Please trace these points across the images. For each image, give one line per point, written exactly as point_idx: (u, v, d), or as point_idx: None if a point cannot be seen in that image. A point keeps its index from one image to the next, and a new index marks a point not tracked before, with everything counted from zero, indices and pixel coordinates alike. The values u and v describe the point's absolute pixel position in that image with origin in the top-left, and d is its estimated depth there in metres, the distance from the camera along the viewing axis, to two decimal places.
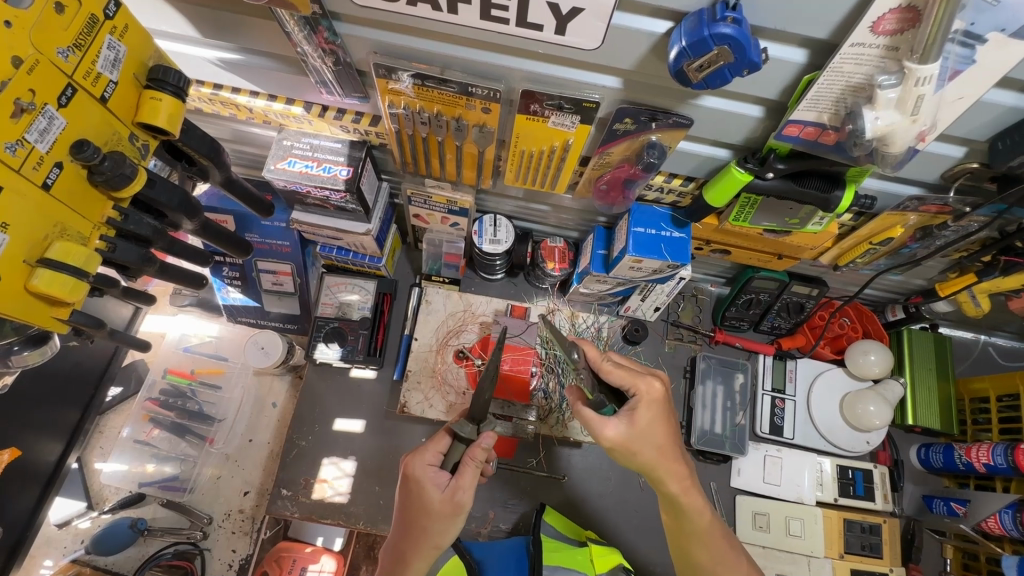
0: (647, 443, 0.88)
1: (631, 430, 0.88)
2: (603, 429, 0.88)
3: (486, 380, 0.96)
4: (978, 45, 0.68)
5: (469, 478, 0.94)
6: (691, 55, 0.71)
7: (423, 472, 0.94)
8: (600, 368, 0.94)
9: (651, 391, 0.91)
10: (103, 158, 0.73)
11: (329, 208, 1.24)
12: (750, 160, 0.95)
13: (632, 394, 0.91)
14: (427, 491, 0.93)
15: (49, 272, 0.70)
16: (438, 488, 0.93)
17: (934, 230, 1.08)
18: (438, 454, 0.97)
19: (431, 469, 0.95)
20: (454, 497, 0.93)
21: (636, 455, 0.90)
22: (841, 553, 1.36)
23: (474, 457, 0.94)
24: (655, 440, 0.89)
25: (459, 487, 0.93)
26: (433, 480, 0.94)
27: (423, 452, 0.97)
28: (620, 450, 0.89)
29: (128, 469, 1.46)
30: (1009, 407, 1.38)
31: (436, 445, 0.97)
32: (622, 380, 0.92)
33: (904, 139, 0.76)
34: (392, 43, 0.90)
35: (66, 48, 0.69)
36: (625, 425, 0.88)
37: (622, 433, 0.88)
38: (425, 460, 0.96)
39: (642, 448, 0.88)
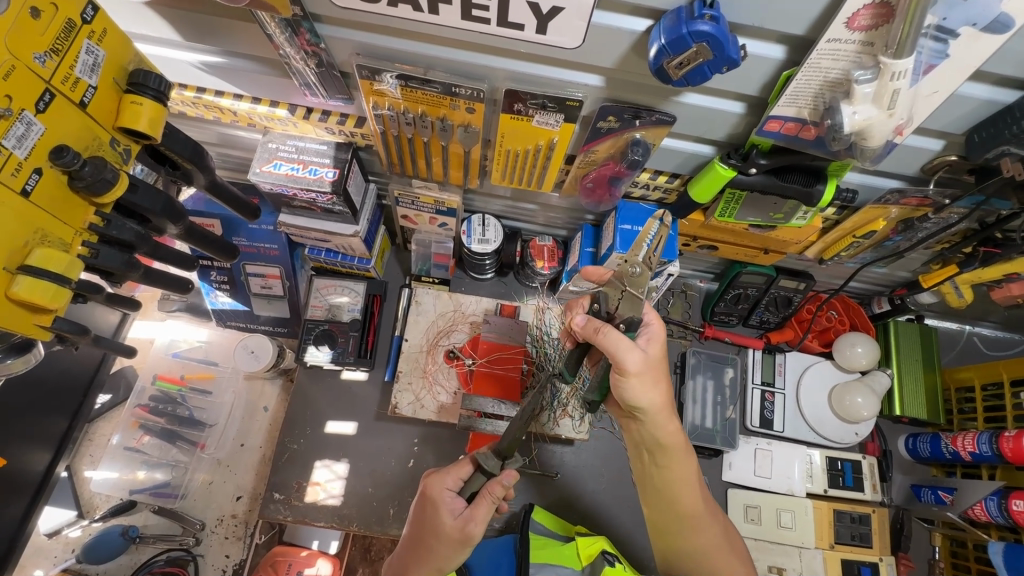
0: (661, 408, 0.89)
1: (649, 356, 0.87)
2: (627, 353, 0.84)
3: (523, 418, 0.90)
4: (951, 39, 0.69)
5: (483, 512, 0.95)
6: (671, 52, 0.72)
7: (441, 495, 0.97)
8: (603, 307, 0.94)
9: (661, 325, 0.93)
10: (83, 164, 0.73)
11: (316, 211, 1.24)
12: (734, 156, 0.96)
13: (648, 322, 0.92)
14: (440, 514, 0.95)
15: (30, 279, 0.69)
16: (451, 514, 0.95)
17: (915, 223, 1.09)
18: (459, 480, 0.99)
19: (448, 493, 0.97)
20: (464, 527, 0.94)
21: (644, 392, 0.89)
22: (831, 544, 1.37)
23: (491, 491, 0.95)
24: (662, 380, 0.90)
25: (472, 519, 0.94)
26: (447, 505, 0.96)
27: (444, 474, 0.99)
28: (638, 380, 0.86)
29: (118, 477, 1.44)
30: (994, 395, 1.39)
31: (459, 471, 0.99)
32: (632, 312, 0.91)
33: (882, 132, 0.77)
34: (375, 44, 0.90)
35: (43, 53, 0.68)
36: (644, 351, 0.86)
37: (642, 360, 0.85)
38: (445, 484, 0.98)
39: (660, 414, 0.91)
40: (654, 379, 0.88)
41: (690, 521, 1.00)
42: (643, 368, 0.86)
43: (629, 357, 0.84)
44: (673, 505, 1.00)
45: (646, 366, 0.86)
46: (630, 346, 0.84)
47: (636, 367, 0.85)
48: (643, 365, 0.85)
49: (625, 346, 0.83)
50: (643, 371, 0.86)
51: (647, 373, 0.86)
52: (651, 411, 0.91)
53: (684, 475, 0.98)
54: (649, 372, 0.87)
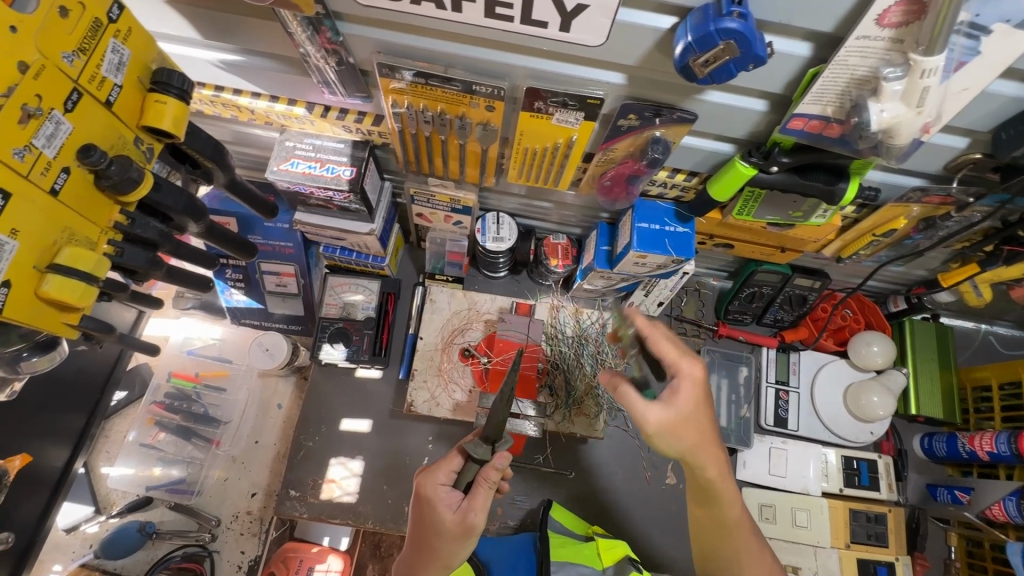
0: (681, 430, 0.88)
1: (675, 414, 0.88)
2: (645, 414, 0.88)
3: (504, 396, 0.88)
4: (983, 36, 0.68)
5: (481, 499, 0.94)
6: (697, 50, 0.71)
7: (435, 492, 0.96)
8: (648, 336, 0.94)
9: (695, 372, 0.89)
10: (110, 163, 0.73)
11: (332, 209, 1.24)
12: (755, 154, 0.95)
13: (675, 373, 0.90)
14: (438, 511, 0.94)
15: (59, 277, 0.70)
16: (449, 508, 0.94)
17: (937, 222, 1.08)
18: (451, 473, 0.99)
19: (443, 488, 0.96)
20: (465, 518, 0.93)
21: (672, 444, 0.90)
22: (847, 543, 1.36)
23: (487, 477, 0.94)
24: (697, 425, 0.89)
25: (471, 508, 0.93)
26: (445, 501, 0.95)
27: (435, 471, 0.98)
28: (662, 437, 0.89)
29: (134, 473, 1.45)
30: (1012, 395, 1.39)
31: (449, 464, 0.99)
32: (666, 356, 0.91)
33: (910, 130, 0.77)
34: (395, 42, 0.89)
35: (71, 52, 0.69)
36: (667, 408, 0.88)
37: (663, 416, 0.87)
38: (438, 479, 0.97)
39: (676, 433, 0.88)
40: (684, 432, 0.88)
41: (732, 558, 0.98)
42: (664, 425, 0.88)
43: (647, 417, 0.87)
44: (718, 544, 1.00)
45: (672, 420, 0.88)
46: (647, 405, 0.87)
47: (655, 430, 0.88)
48: (665, 425, 0.87)
49: (641, 407, 0.88)
50: (667, 430, 0.88)
51: (671, 429, 0.88)
52: (686, 457, 0.91)
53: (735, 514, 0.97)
54: (678, 425, 0.88)
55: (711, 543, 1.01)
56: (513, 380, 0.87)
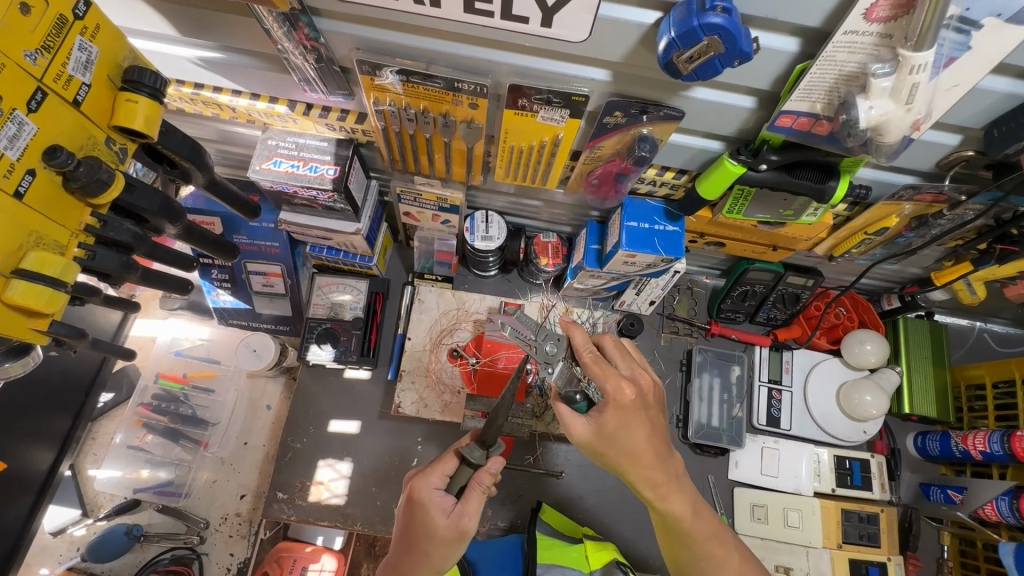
0: (604, 450, 0.89)
1: (598, 431, 0.88)
2: (571, 426, 0.90)
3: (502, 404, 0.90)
4: (973, 30, 0.66)
5: (474, 503, 0.94)
6: (680, 46, 0.69)
7: (429, 495, 0.94)
8: (580, 355, 0.92)
9: (619, 396, 0.88)
10: (78, 164, 0.71)
11: (317, 208, 1.22)
12: (743, 152, 0.93)
13: (606, 398, 0.88)
14: (431, 515, 0.92)
15: (25, 283, 0.68)
16: (443, 513, 0.93)
17: (929, 219, 1.07)
18: (444, 477, 0.97)
19: (437, 493, 0.95)
20: (458, 523, 0.92)
21: (605, 457, 0.90)
22: (839, 543, 1.35)
23: (480, 481, 0.95)
24: (624, 447, 0.88)
25: (464, 513, 0.93)
26: (438, 505, 0.94)
27: (429, 475, 0.96)
28: (590, 451, 0.91)
29: (121, 476, 1.43)
30: (1005, 393, 1.37)
31: (443, 468, 0.97)
32: (595, 377, 0.90)
33: (899, 128, 0.75)
34: (376, 39, 0.87)
35: (34, 50, 0.67)
36: (592, 425, 0.89)
37: (587, 433, 0.89)
38: (432, 483, 0.96)
39: (601, 452, 0.90)
40: (611, 450, 0.89)
41: (691, 564, 0.96)
42: (591, 439, 0.89)
43: (572, 430, 0.90)
44: (677, 552, 0.97)
45: (597, 438, 0.89)
46: (574, 417, 0.90)
47: (582, 442, 0.91)
48: (591, 441, 0.89)
49: (566, 417, 0.90)
50: (592, 444, 0.90)
51: (599, 446, 0.89)
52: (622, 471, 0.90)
53: (687, 524, 0.93)
54: (604, 442, 0.89)
55: (671, 550, 0.99)
56: (514, 391, 0.89)
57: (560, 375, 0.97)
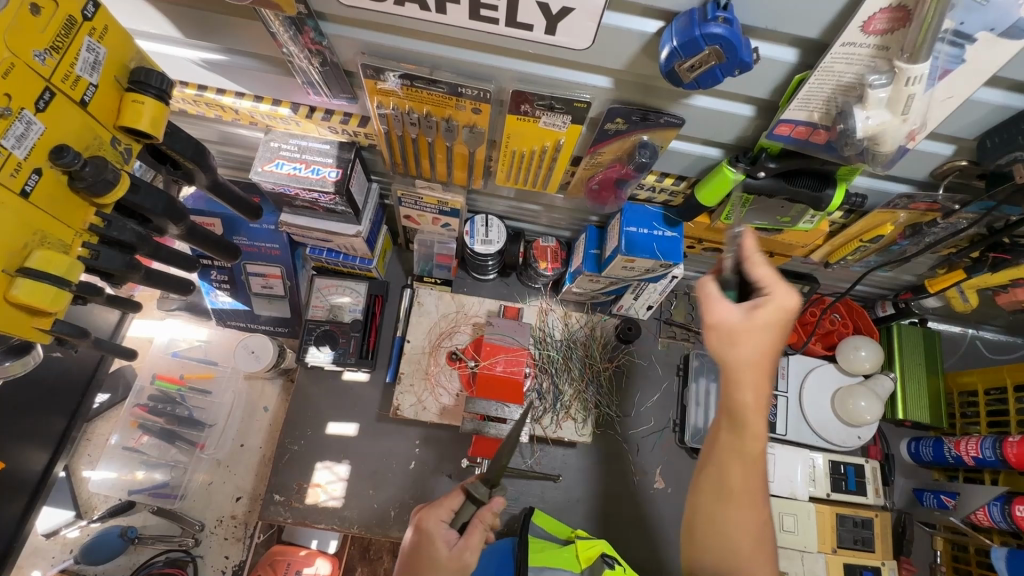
0: (739, 337, 0.81)
1: (749, 319, 0.81)
2: (718, 306, 0.84)
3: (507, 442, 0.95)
4: (968, 44, 0.68)
5: (477, 539, 0.94)
6: (682, 55, 0.71)
7: (435, 526, 0.94)
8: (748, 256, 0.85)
9: (788, 301, 0.80)
10: (84, 164, 0.71)
11: (319, 210, 1.22)
12: (742, 159, 0.95)
13: (764, 293, 0.82)
14: (435, 545, 0.92)
15: (30, 281, 0.68)
16: (447, 545, 0.93)
17: (924, 228, 1.09)
18: (450, 512, 0.98)
19: (443, 525, 0.95)
20: (461, 555, 0.91)
21: (745, 353, 0.81)
22: (833, 547, 1.37)
23: (483, 518, 0.96)
24: (757, 343, 0.81)
25: (467, 547, 0.92)
26: (443, 537, 0.93)
27: (437, 507, 0.98)
28: (717, 336, 0.83)
29: (116, 477, 1.43)
30: (998, 400, 1.39)
31: (450, 502, 0.98)
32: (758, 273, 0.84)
33: (895, 138, 0.77)
34: (380, 43, 0.88)
35: (43, 51, 0.67)
36: (744, 313, 0.81)
37: (735, 318, 0.81)
38: (439, 516, 0.96)
39: (732, 339, 0.81)
40: (742, 340, 0.81)
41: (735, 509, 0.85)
42: (732, 329, 0.81)
43: (713, 313, 0.84)
44: (725, 483, 0.86)
45: (728, 329, 0.82)
46: (731, 306, 0.83)
47: (716, 323, 0.83)
48: (734, 325, 0.81)
49: (713, 300, 0.84)
50: (722, 326, 0.83)
51: (727, 333, 0.82)
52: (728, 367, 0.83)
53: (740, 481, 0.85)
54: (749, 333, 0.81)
55: (715, 469, 0.87)
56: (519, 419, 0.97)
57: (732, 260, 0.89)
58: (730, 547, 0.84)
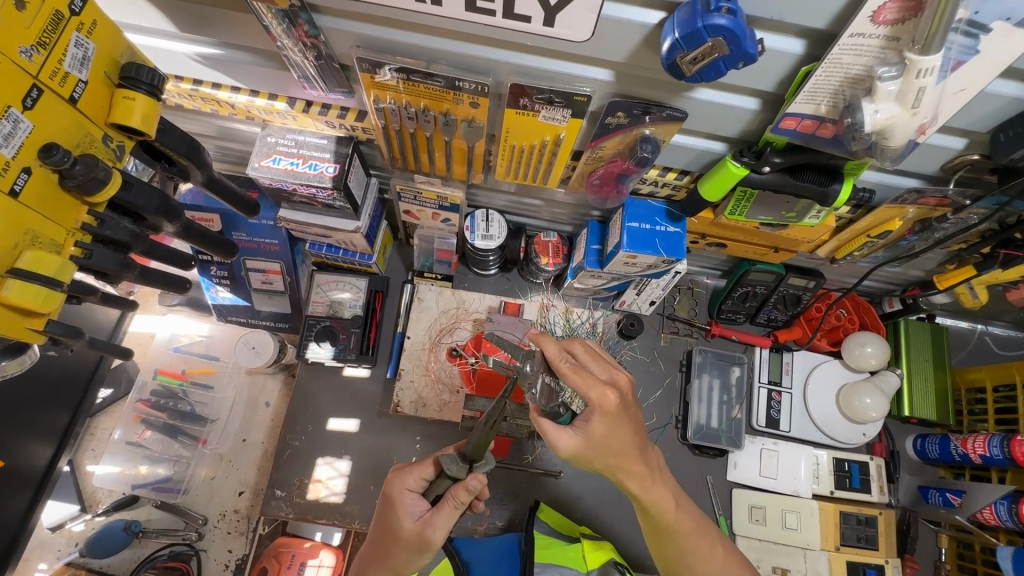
0: (594, 456, 0.85)
1: (587, 441, 0.84)
2: (558, 442, 0.84)
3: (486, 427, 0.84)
4: (982, 34, 0.66)
5: (445, 517, 0.90)
6: (685, 47, 0.68)
7: (400, 495, 0.95)
8: (556, 368, 0.84)
9: (604, 403, 0.83)
10: (74, 162, 0.70)
11: (317, 206, 1.21)
12: (747, 153, 0.92)
13: (588, 405, 0.84)
14: (398, 515, 0.93)
15: (20, 283, 0.68)
16: (412, 516, 0.93)
17: (933, 223, 1.06)
18: (421, 480, 0.96)
19: (410, 495, 0.95)
20: (423, 530, 0.90)
21: (592, 463, 0.87)
22: (837, 545, 1.35)
23: (455, 496, 0.89)
24: (612, 447, 0.85)
25: (430, 523, 0.90)
26: (407, 507, 0.94)
27: (406, 475, 0.96)
28: (579, 460, 0.86)
29: (120, 471, 1.44)
30: (1006, 397, 1.37)
31: (421, 472, 0.96)
32: (577, 388, 0.84)
33: (904, 132, 0.74)
34: (376, 36, 0.87)
35: (30, 46, 0.66)
36: (579, 437, 0.83)
37: (576, 445, 0.84)
38: (407, 484, 0.96)
39: (590, 458, 0.86)
40: (598, 454, 0.85)
41: (681, 561, 0.97)
42: (578, 452, 0.85)
43: (560, 448, 0.84)
44: (665, 545, 0.97)
45: (583, 451, 0.85)
46: (560, 435, 0.84)
47: (569, 456, 0.85)
48: (580, 451, 0.84)
49: (555, 440, 0.84)
50: (581, 454, 0.85)
51: (586, 455, 0.85)
52: (610, 468, 0.88)
53: (672, 521, 0.93)
54: (613, 451, 0.85)
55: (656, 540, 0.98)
56: (510, 399, 0.81)
57: (541, 391, 0.88)
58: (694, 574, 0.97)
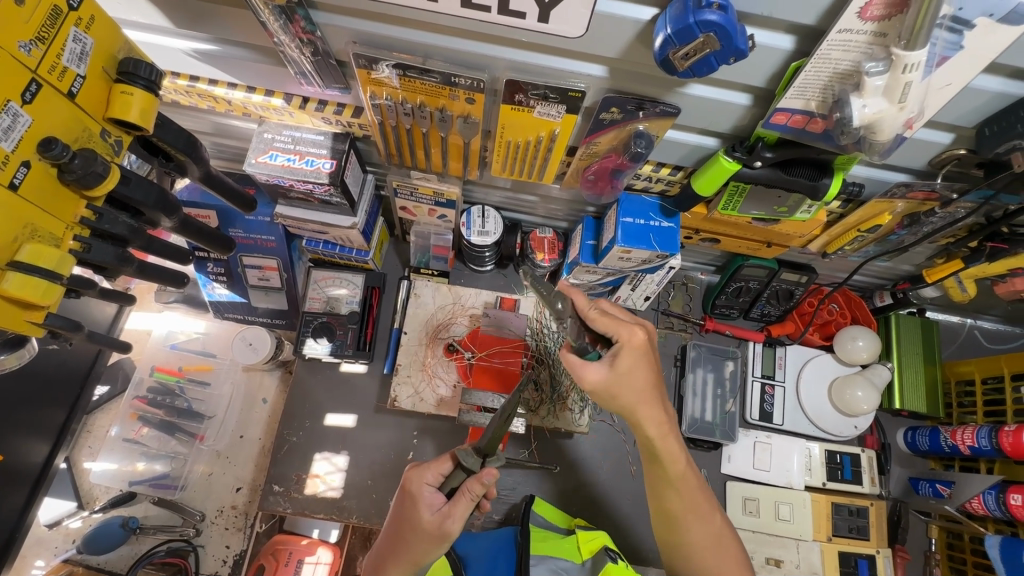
0: (617, 392, 0.87)
1: (611, 374, 0.86)
2: (584, 373, 0.86)
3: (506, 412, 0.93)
4: (966, 30, 0.67)
5: (463, 509, 0.91)
6: (677, 43, 0.70)
7: (420, 489, 0.95)
8: (585, 315, 0.90)
9: (634, 338, 0.87)
10: (73, 156, 0.71)
11: (314, 202, 1.21)
12: (738, 148, 0.94)
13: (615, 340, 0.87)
14: (418, 508, 0.93)
15: (20, 275, 0.68)
16: (430, 508, 0.93)
17: (921, 217, 1.08)
18: (439, 475, 0.97)
19: (428, 489, 0.95)
20: (442, 522, 0.91)
21: (609, 402, 0.89)
22: (829, 535, 1.37)
23: (470, 489, 0.91)
24: (636, 383, 0.87)
25: (449, 515, 0.91)
26: (427, 500, 0.94)
27: (424, 469, 0.97)
28: (600, 397, 0.88)
29: (117, 468, 1.43)
30: (994, 389, 1.39)
31: (439, 466, 0.97)
32: (605, 328, 0.88)
33: (892, 126, 0.76)
34: (372, 32, 0.87)
35: (28, 41, 0.66)
36: (605, 369, 0.86)
37: (603, 377, 0.86)
38: (425, 478, 0.96)
39: (613, 395, 0.87)
40: (622, 391, 0.87)
41: (680, 516, 0.97)
42: (602, 387, 0.87)
43: (585, 380, 0.87)
44: (667, 501, 0.97)
45: (609, 386, 0.87)
46: (589, 365, 0.86)
47: (593, 390, 0.87)
48: (605, 384, 0.86)
49: (582, 370, 0.87)
50: (604, 389, 0.87)
51: (608, 392, 0.87)
52: (631, 405, 0.88)
53: (681, 468, 0.94)
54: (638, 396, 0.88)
55: (655, 489, 0.98)
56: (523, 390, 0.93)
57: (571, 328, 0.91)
58: (691, 534, 0.97)
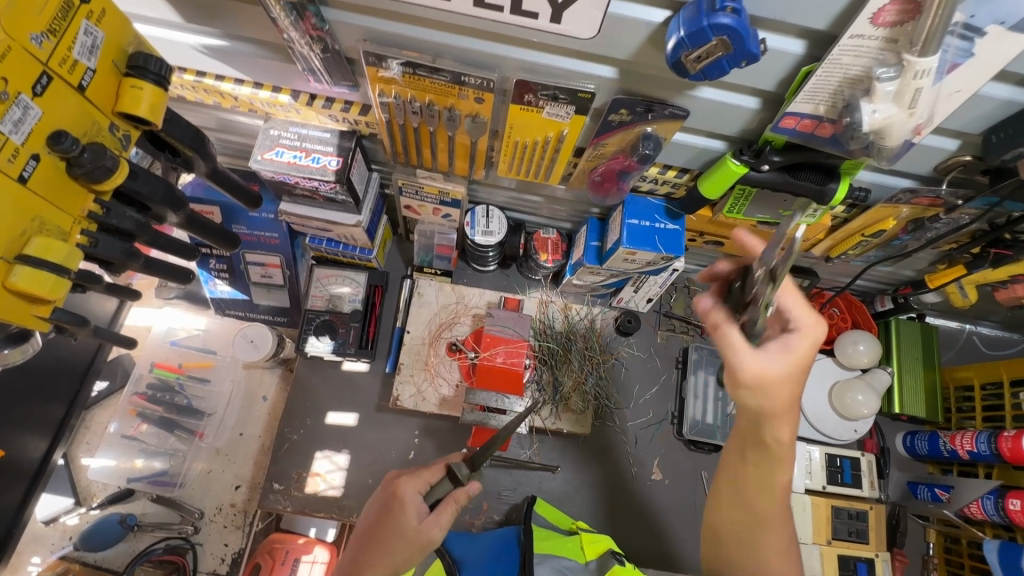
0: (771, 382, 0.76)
1: (784, 364, 0.76)
2: (750, 359, 0.76)
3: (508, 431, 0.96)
4: (977, 37, 0.68)
5: (446, 518, 0.92)
6: (690, 45, 0.70)
7: (409, 494, 0.93)
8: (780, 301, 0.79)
9: (816, 330, 0.77)
10: (82, 150, 0.70)
11: (318, 200, 1.21)
12: (747, 152, 0.94)
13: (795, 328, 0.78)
14: (407, 512, 0.91)
15: (29, 269, 0.68)
16: (416, 515, 0.91)
17: (926, 223, 1.08)
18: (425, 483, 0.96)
19: (416, 494, 0.94)
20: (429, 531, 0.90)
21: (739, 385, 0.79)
22: (829, 539, 1.37)
23: (457, 499, 0.94)
24: (781, 374, 0.76)
25: (436, 524, 0.91)
26: (415, 506, 0.92)
27: (415, 475, 0.96)
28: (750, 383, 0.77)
29: (116, 465, 1.42)
30: (993, 395, 1.40)
31: (430, 474, 0.96)
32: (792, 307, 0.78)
33: (901, 131, 0.76)
34: (383, 30, 0.87)
35: (40, 33, 0.66)
36: (783, 359, 0.76)
37: (770, 367, 0.75)
38: (415, 484, 0.95)
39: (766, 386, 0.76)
40: (767, 385, 0.77)
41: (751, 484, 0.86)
42: (761, 378, 0.76)
43: (746, 368, 0.76)
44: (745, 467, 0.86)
45: (763, 380, 0.76)
46: (768, 353, 0.76)
47: (749, 377, 0.76)
48: (762, 375, 0.76)
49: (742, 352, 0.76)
50: (763, 380, 0.76)
51: (763, 385, 0.77)
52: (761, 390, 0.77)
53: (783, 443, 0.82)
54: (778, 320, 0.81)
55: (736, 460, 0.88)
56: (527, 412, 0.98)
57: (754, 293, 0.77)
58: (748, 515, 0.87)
